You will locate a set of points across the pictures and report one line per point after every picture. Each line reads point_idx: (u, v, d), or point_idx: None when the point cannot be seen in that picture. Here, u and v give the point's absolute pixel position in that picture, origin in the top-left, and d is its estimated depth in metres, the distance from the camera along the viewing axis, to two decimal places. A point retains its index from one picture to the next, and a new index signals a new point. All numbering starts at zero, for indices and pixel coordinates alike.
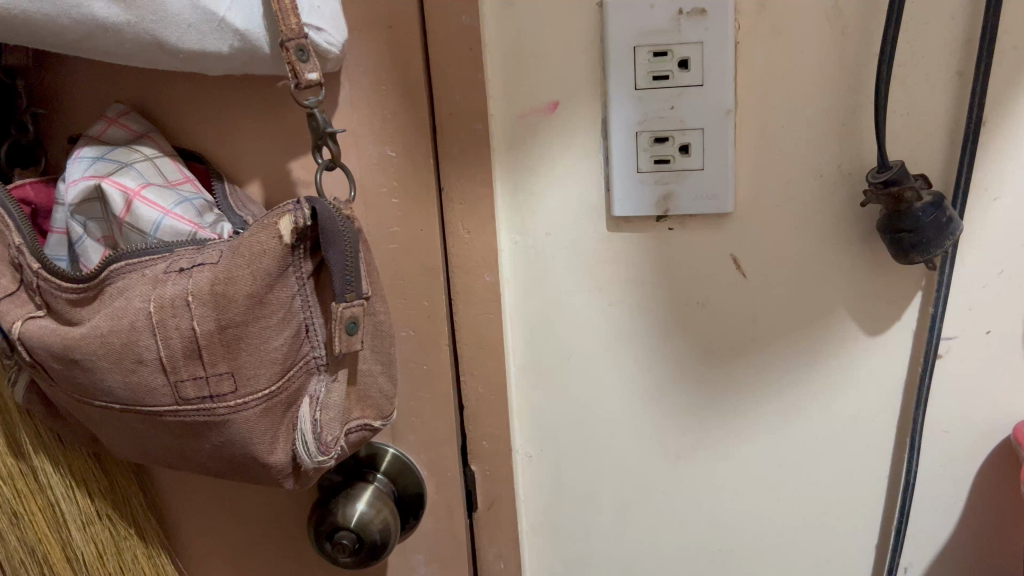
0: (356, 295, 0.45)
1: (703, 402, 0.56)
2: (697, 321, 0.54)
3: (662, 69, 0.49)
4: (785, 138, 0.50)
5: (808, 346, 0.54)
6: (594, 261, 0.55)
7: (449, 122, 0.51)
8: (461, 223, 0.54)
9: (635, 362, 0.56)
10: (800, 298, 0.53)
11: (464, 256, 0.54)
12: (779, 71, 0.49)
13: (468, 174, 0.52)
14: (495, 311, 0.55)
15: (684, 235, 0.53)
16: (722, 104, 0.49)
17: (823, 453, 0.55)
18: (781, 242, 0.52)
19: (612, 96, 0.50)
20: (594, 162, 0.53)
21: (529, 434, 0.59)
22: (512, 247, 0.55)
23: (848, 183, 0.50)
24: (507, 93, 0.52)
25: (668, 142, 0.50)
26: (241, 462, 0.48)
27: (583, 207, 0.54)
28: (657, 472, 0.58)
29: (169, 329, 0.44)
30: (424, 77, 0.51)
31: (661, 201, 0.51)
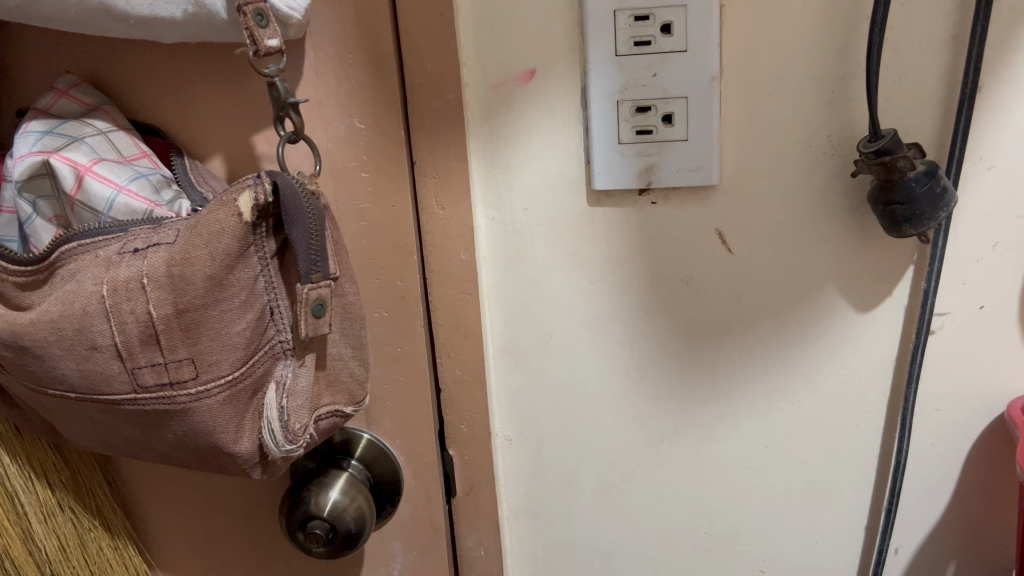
0: (323, 275, 0.43)
1: (687, 381, 0.54)
2: (681, 298, 0.53)
3: (643, 34, 0.46)
4: (772, 107, 0.48)
5: (795, 325, 0.52)
6: (574, 237, 0.52)
7: (420, 92, 0.49)
8: (435, 198, 0.51)
9: (617, 342, 0.54)
10: (788, 274, 0.51)
11: (437, 234, 0.52)
12: (767, 36, 0.47)
13: (440, 147, 0.50)
14: (470, 290, 0.53)
15: (668, 209, 0.51)
16: (706, 70, 0.47)
17: (811, 433, 0.54)
18: (769, 216, 0.50)
19: (592, 63, 0.48)
20: (573, 134, 0.50)
21: (509, 417, 0.58)
22: (488, 224, 0.53)
23: (837, 152, 0.48)
24: (481, 62, 0.50)
25: (650, 112, 0.48)
26: (205, 452, 0.45)
27: (562, 181, 0.51)
28: (640, 454, 0.57)
29: (124, 313, 0.41)
30: (393, 44, 0.48)
31: (644, 173, 0.49)
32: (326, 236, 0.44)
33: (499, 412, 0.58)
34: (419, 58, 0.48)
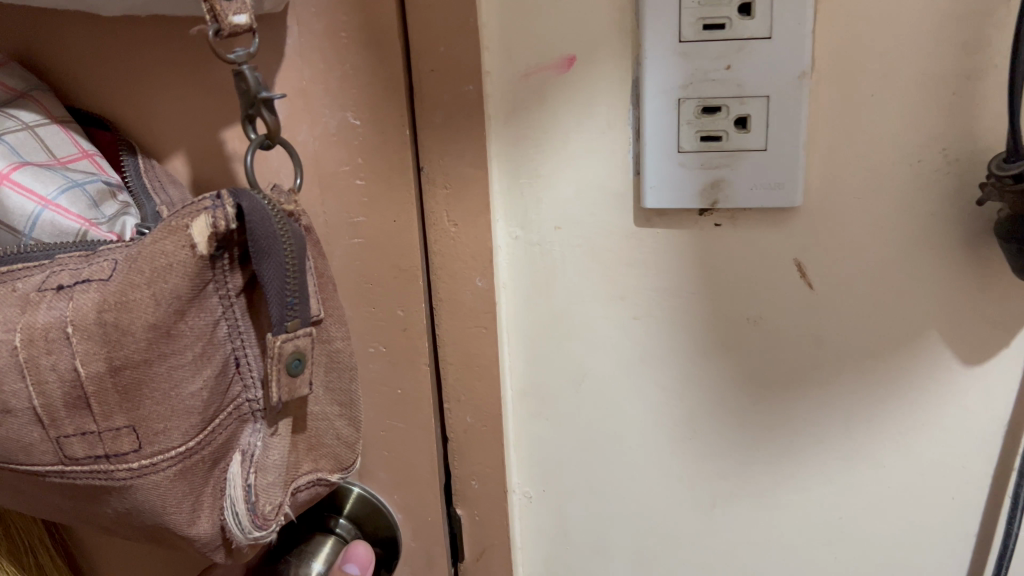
0: (300, 322, 0.33)
1: (744, 437, 0.46)
2: (744, 340, 0.43)
3: (716, 15, 0.36)
4: (874, 111, 0.38)
5: (885, 378, 0.42)
6: (615, 264, 0.43)
7: (431, 81, 0.39)
8: (447, 212, 0.41)
9: (662, 389, 0.45)
10: (880, 318, 0.41)
11: (448, 255, 0.42)
12: (874, 18, 0.36)
13: (454, 150, 0.40)
14: (488, 324, 0.43)
15: (734, 233, 0.41)
16: (796, 63, 0.36)
17: (894, 505, 0.45)
18: (861, 244, 0.40)
19: (647, 50, 0.38)
20: (619, 138, 0.41)
21: (528, 470, 0.50)
22: (510, 242, 0.44)
23: (954, 171, 0.38)
24: (507, 44, 0.41)
25: (720, 114, 0.38)
26: (154, 532, 0.36)
27: (603, 195, 0.42)
28: (687, 516, 0.48)
29: (44, 370, 0.32)
30: (396, 18, 0.38)
31: (709, 190, 0.40)
32: (307, 270, 0.35)
33: (517, 464, 0.50)
34: (427, 36, 0.38)
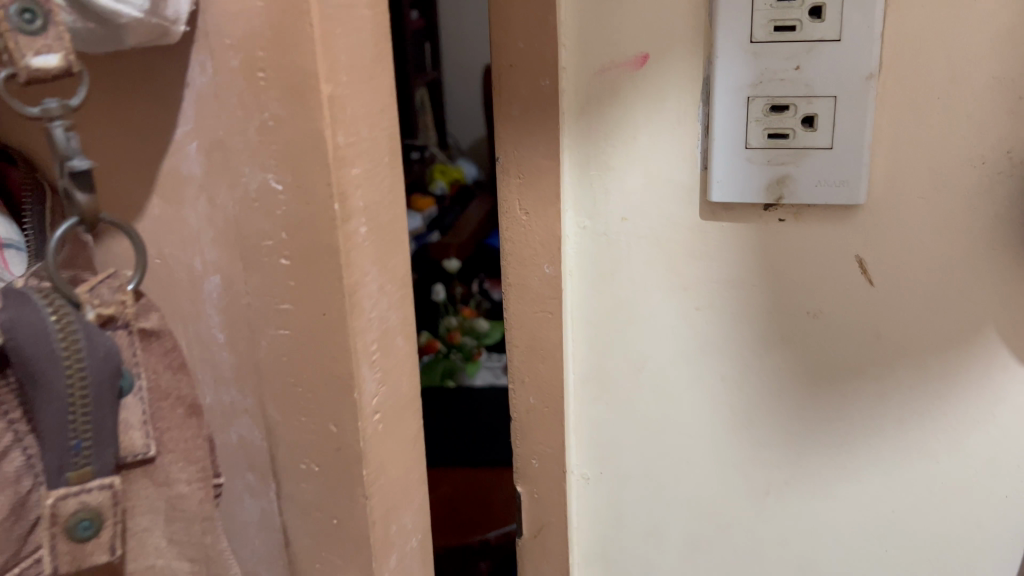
0: (92, 469, 0.30)
1: (810, 429, 0.51)
2: (804, 334, 0.49)
3: (787, 18, 0.43)
4: (935, 115, 0.43)
5: (942, 372, 0.47)
6: (679, 254, 0.50)
7: (511, 74, 0.48)
8: (518, 202, 0.51)
9: (723, 379, 0.51)
10: (936, 324, 0.47)
11: (518, 242, 0.51)
12: (933, 35, 0.42)
13: (527, 143, 0.49)
14: (549, 310, 0.52)
15: (798, 227, 0.47)
16: (862, 67, 0.42)
17: (945, 499, 0.50)
18: (921, 244, 0.45)
19: (719, 53, 0.44)
20: (688, 133, 0.47)
21: (584, 454, 0.56)
22: (579, 232, 0.51)
23: (1014, 168, 0.43)
24: (582, 48, 0.48)
25: (788, 112, 0.44)
26: None
27: (666, 188, 0.49)
28: (740, 505, 0.54)
29: None
30: (491, 17, 0.47)
31: (774, 186, 0.46)
32: (122, 407, 0.32)
33: (575, 449, 0.57)
34: (528, 38, 0.47)
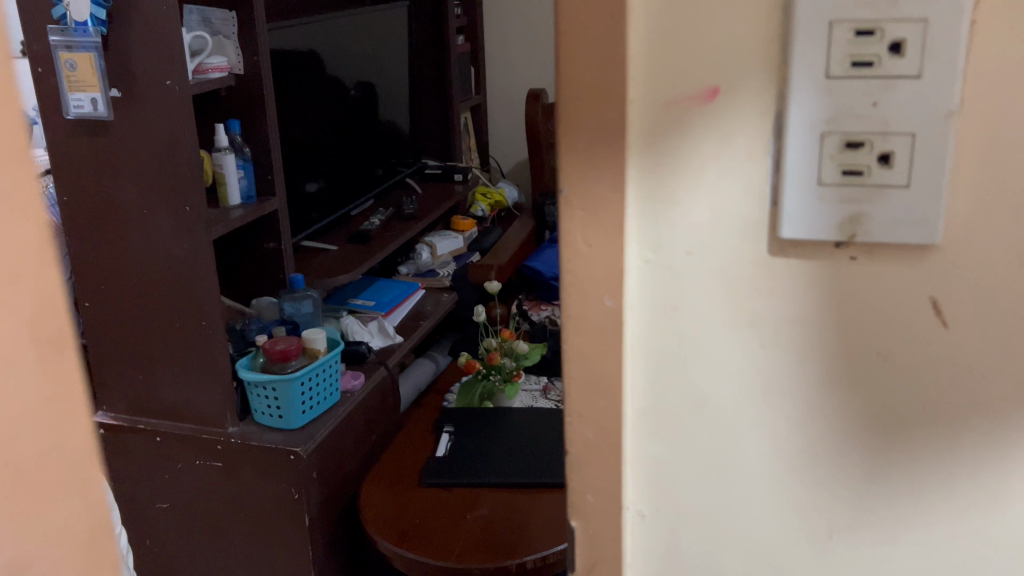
0: None
1: (878, 469, 0.51)
2: (872, 374, 0.49)
3: (865, 54, 0.43)
4: (1011, 153, 0.43)
5: (1015, 415, 0.47)
6: (745, 290, 0.50)
7: (576, 106, 0.48)
8: (581, 234, 0.50)
9: (787, 416, 0.51)
10: (1010, 370, 0.47)
11: (580, 273, 0.51)
12: (1009, 75, 0.42)
13: (591, 175, 0.49)
14: (612, 342, 0.52)
15: (869, 266, 0.47)
16: (942, 104, 0.43)
17: (1012, 545, 0.50)
18: (997, 289, 0.46)
19: (794, 88, 0.45)
20: (758, 169, 0.47)
21: (641, 492, 0.56)
22: (641, 264, 0.51)
23: None
24: (650, 79, 0.47)
25: (864, 149, 0.44)
26: None
27: (733, 219, 0.49)
28: (800, 545, 0.54)
29: None
30: (560, 47, 0.48)
31: (848, 224, 0.46)
32: None
33: (630, 485, 0.56)
34: (596, 72, 0.47)
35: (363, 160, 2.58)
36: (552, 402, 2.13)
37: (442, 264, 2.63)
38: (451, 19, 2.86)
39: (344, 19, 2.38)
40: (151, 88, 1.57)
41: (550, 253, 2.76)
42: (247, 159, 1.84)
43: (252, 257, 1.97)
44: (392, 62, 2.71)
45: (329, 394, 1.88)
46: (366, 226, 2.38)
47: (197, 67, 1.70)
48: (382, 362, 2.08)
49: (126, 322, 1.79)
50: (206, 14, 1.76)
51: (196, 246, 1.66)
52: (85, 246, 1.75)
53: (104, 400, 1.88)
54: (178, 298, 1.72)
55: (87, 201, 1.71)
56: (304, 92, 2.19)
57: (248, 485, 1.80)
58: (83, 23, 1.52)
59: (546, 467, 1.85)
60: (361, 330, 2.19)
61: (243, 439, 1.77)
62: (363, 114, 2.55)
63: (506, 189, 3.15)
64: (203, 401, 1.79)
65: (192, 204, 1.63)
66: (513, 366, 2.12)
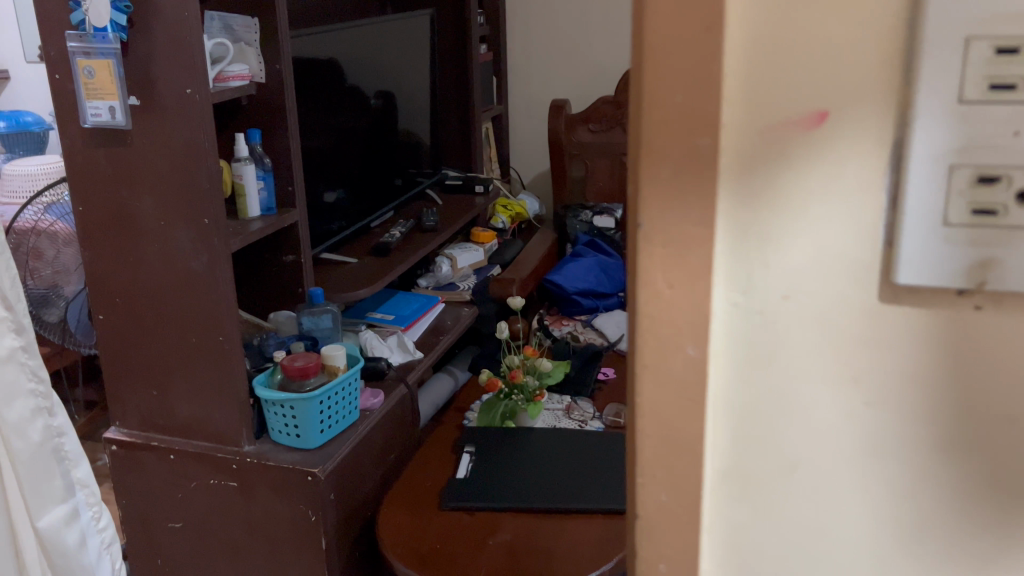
0: None
1: (996, 536, 0.46)
2: (996, 436, 0.44)
3: (1004, 75, 0.39)
4: None
5: None
6: (852, 338, 0.45)
7: (658, 128, 0.43)
8: (662, 277, 0.46)
9: (894, 477, 0.47)
10: None
11: (656, 319, 0.46)
12: None
13: (673, 210, 0.44)
14: (692, 397, 0.47)
15: (996, 316, 0.42)
16: None
17: None
18: None
19: (921, 112, 0.41)
20: (870, 204, 0.43)
21: (718, 558, 0.51)
22: (728, 307, 0.46)
23: None
24: (747, 100, 0.43)
25: (1000, 184, 0.40)
26: None
27: (840, 263, 0.44)
28: None
29: None
30: (642, 63, 0.43)
31: (977, 269, 0.42)
32: None
33: (706, 551, 0.51)
34: (687, 91, 0.42)
35: (383, 170, 2.54)
36: (576, 422, 2.07)
37: (462, 278, 2.58)
38: (474, 27, 2.81)
39: (365, 27, 2.33)
40: (170, 96, 1.52)
41: (573, 267, 2.66)
42: (267, 170, 1.78)
43: (270, 269, 1.92)
44: (414, 71, 2.66)
45: (349, 412, 1.83)
46: (386, 238, 2.33)
47: (218, 74, 1.65)
48: (402, 379, 2.03)
49: (141, 335, 1.74)
50: (227, 20, 1.70)
51: (214, 260, 1.61)
52: (100, 257, 1.71)
53: (117, 415, 1.83)
54: (195, 312, 1.67)
55: (103, 211, 1.66)
56: (325, 101, 2.14)
57: (264, 505, 1.75)
58: (103, 29, 1.48)
59: (572, 489, 1.80)
60: (381, 345, 2.14)
61: (259, 458, 1.72)
62: (384, 124, 2.50)
63: (528, 201, 3.09)
64: (219, 418, 1.74)
65: (210, 217, 1.58)
66: (536, 385, 2.06)
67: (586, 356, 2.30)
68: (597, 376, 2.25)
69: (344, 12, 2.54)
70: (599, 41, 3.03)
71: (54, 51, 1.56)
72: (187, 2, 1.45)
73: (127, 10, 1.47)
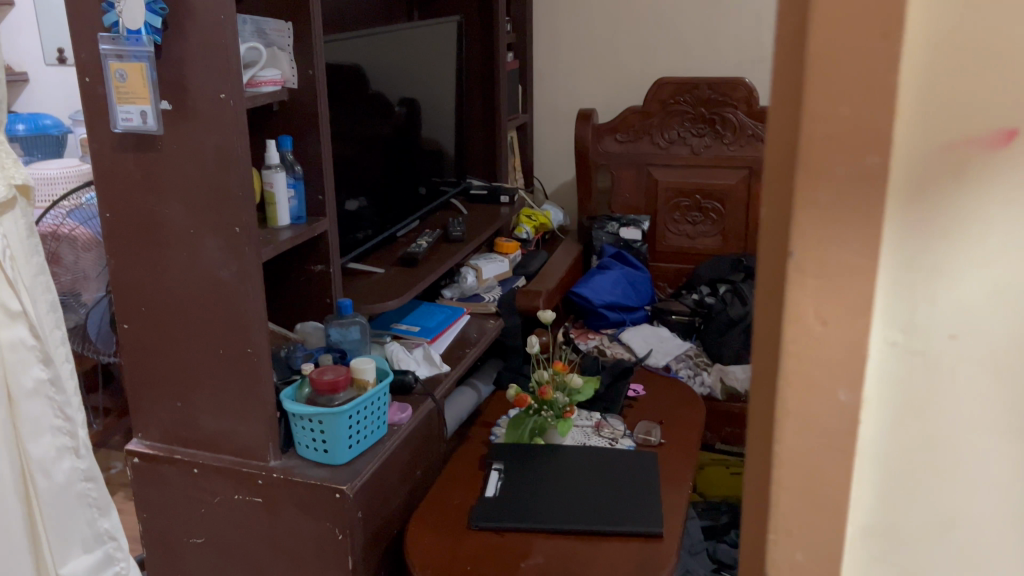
0: None
1: None
2: None
3: None
4: None
5: None
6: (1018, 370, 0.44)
7: (820, 147, 0.40)
8: (815, 312, 0.42)
9: None
10: None
11: (805, 355, 0.43)
12: None
13: (834, 237, 0.41)
14: (847, 437, 0.44)
15: None
16: None
17: None
18: None
19: None
20: None
21: None
22: (890, 337, 0.43)
23: None
24: (924, 119, 0.40)
25: None
26: None
27: (1011, 292, 0.43)
28: None
29: None
30: (808, 75, 0.39)
31: None
32: None
33: None
34: (857, 104, 0.39)
35: (406, 179, 2.49)
36: (606, 441, 2.02)
37: (487, 289, 2.52)
38: (501, 35, 2.77)
39: (391, 33, 2.29)
40: (203, 101, 1.48)
41: (599, 279, 2.61)
42: (298, 177, 1.74)
43: (298, 279, 1.88)
44: (439, 79, 2.62)
45: (377, 428, 1.78)
46: (412, 248, 2.29)
47: (249, 79, 1.61)
48: (429, 393, 1.98)
49: (166, 346, 1.70)
50: (261, 25, 1.67)
51: (245, 270, 1.57)
52: (126, 265, 1.67)
53: (140, 427, 1.79)
54: (223, 323, 1.63)
55: (131, 218, 1.63)
56: (347, 107, 2.09)
57: (289, 522, 1.70)
58: (137, 32, 1.44)
59: (606, 509, 1.75)
60: (407, 358, 2.09)
61: (285, 474, 1.67)
62: (409, 131, 2.46)
63: (552, 211, 3.04)
64: (245, 432, 1.69)
65: (242, 225, 1.54)
66: (566, 401, 2.01)
67: (617, 372, 2.21)
68: (626, 393, 2.20)
69: (370, 18, 2.50)
70: (626, 51, 2.99)
71: (84, 53, 1.53)
72: (223, 5, 1.41)
73: (162, 13, 1.43)
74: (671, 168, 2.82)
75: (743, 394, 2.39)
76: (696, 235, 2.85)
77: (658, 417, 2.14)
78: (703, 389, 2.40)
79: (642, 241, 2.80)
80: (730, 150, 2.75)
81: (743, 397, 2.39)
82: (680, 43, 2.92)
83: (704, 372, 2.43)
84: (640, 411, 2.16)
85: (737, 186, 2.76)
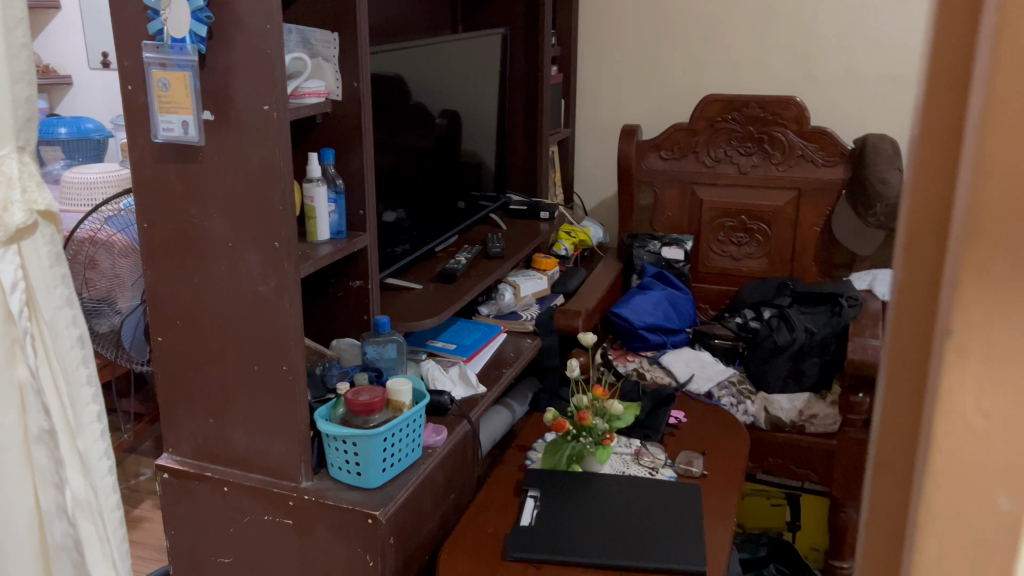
0: None
1: None
2: None
3: None
4: None
5: None
6: None
7: (993, 204, 0.32)
8: (974, 405, 0.34)
9: None
10: None
11: (957, 459, 0.35)
12: None
13: (1007, 317, 0.32)
14: (1004, 564, 0.35)
15: None
16: None
17: None
18: None
19: None
20: None
21: None
22: None
23: None
24: None
25: None
26: None
27: None
28: None
29: None
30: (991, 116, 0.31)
31: None
32: None
33: None
34: None
35: (445, 193, 2.45)
36: (646, 470, 1.96)
37: (524, 307, 2.46)
38: (546, 48, 2.72)
39: (436, 45, 2.25)
40: (247, 112, 1.44)
41: (640, 299, 2.54)
42: (339, 191, 1.71)
43: (335, 294, 1.84)
44: (482, 91, 2.58)
45: (412, 450, 1.73)
46: (451, 264, 2.25)
47: (294, 89, 1.57)
48: (465, 415, 1.92)
49: (201, 360, 1.66)
50: (306, 34, 1.63)
51: (283, 286, 1.53)
52: (163, 277, 1.64)
53: (171, 442, 1.75)
54: (259, 339, 1.59)
55: (169, 229, 1.59)
56: (389, 119, 2.06)
57: (320, 546, 1.66)
58: (182, 40, 1.42)
59: (648, 544, 1.68)
60: (443, 377, 2.02)
61: (317, 496, 1.63)
62: (450, 145, 2.42)
63: (592, 228, 2.99)
64: (278, 450, 1.65)
65: (281, 240, 1.50)
66: (605, 428, 1.94)
67: (659, 399, 2.14)
68: (667, 421, 2.13)
69: (415, 29, 2.46)
70: (673, 67, 2.92)
71: (128, 62, 1.50)
72: (270, 14, 1.37)
73: (208, 21, 1.40)
74: (716, 187, 2.76)
75: (787, 424, 2.32)
76: (741, 257, 2.77)
77: (701, 447, 2.07)
78: (746, 418, 2.33)
79: (686, 261, 2.73)
80: (778, 171, 2.68)
81: (787, 427, 2.32)
82: (728, 59, 2.85)
83: (747, 400, 2.36)
84: (681, 439, 2.10)
85: (785, 208, 2.69)
